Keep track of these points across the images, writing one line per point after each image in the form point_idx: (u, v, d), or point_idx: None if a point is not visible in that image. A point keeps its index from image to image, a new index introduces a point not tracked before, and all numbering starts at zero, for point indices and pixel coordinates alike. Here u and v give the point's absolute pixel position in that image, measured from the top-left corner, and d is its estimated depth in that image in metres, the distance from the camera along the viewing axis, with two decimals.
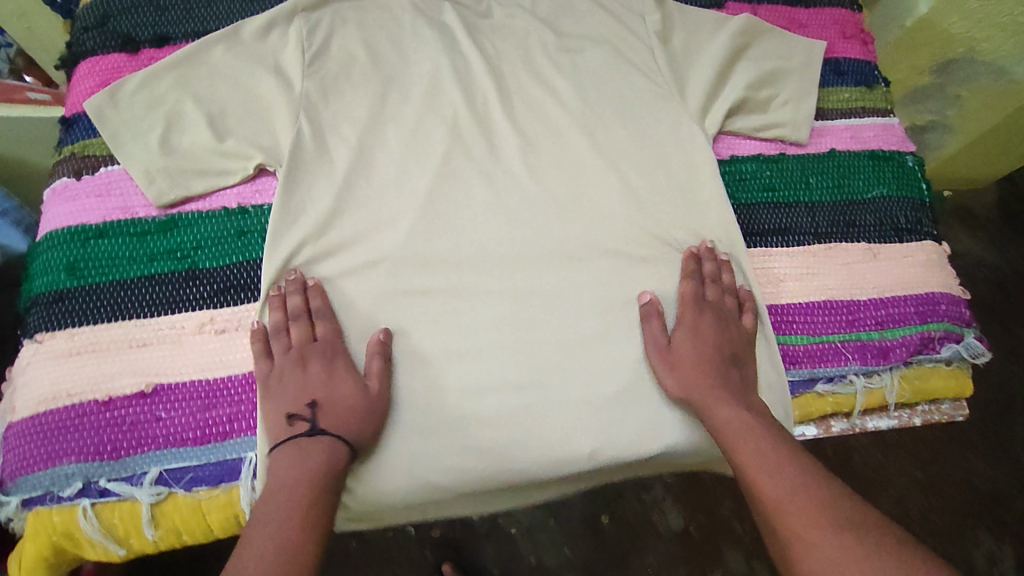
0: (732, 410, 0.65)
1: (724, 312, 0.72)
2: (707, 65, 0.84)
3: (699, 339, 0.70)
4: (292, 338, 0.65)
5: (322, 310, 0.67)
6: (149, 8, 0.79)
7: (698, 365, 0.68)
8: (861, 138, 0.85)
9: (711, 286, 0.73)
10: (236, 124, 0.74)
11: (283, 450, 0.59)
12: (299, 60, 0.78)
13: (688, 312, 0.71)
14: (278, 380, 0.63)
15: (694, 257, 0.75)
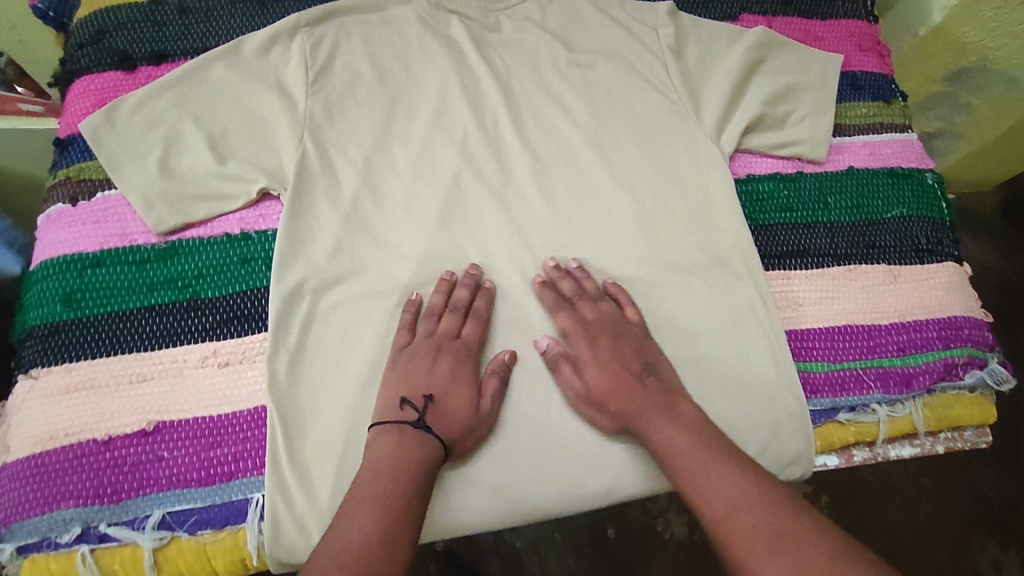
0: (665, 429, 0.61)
1: (617, 325, 0.68)
2: (722, 80, 0.82)
3: (602, 365, 0.65)
4: (436, 329, 0.66)
5: (479, 313, 0.68)
6: (147, 23, 0.77)
7: (614, 387, 0.64)
8: (880, 155, 0.83)
9: (583, 304, 0.69)
10: (238, 146, 0.72)
11: (389, 431, 0.59)
12: (303, 79, 0.76)
13: (580, 338, 0.67)
14: (408, 360, 0.64)
15: (545, 283, 0.70)
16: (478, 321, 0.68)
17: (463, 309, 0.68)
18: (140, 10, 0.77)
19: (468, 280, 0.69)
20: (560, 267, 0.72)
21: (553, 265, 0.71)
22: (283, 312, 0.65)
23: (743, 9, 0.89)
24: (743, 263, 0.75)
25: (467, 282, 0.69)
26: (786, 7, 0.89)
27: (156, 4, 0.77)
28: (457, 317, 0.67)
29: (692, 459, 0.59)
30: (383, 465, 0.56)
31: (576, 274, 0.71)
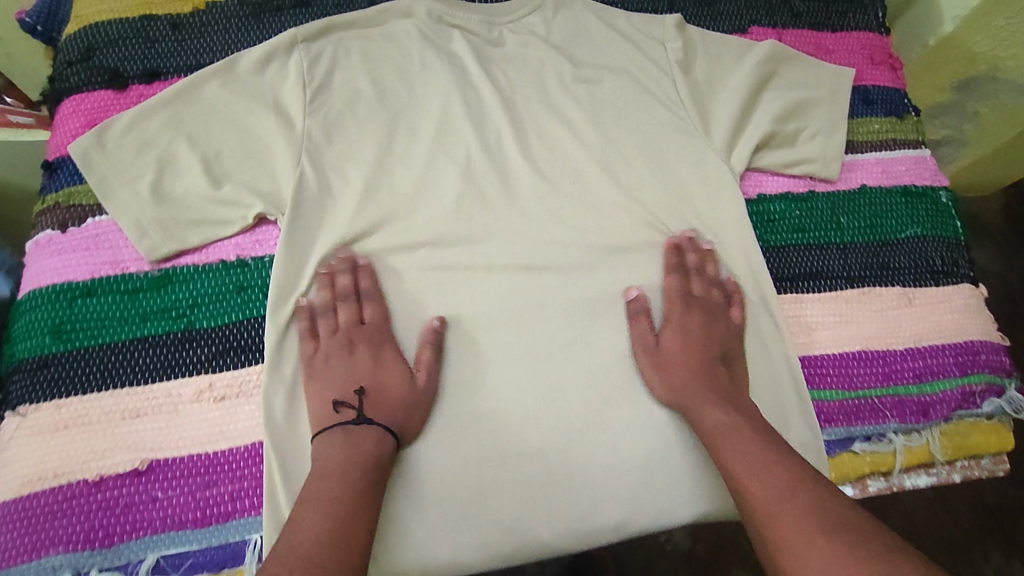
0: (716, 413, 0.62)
1: (713, 307, 0.70)
2: (731, 96, 0.80)
3: (686, 338, 0.68)
4: (339, 321, 0.65)
5: (372, 292, 0.67)
6: (138, 39, 0.74)
7: (686, 362, 0.66)
8: (893, 173, 0.81)
9: (697, 279, 0.71)
10: (234, 168, 0.70)
11: (328, 434, 0.59)
12: (300, 98, 0.73)
13: (676, 307, 0.70)
14: (323, 363, 0.63)
15: (676, 248, 0.72)
16: (377, 301, 0.67)
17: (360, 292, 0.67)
18: (132, 26, 0.74)
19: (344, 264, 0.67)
20: (695, 243, 0.73)
21: (691, 239, 0.73)
22: (281, 343, 0.64)
23: (752, 21, 0.86)
24: (754, 285, 0.73)
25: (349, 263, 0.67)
26: (796, 19, 0.87)
27: (148, 20, 0.75)
28: (370, 302, 0.66)
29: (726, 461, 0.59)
30: (327, 464, 0.56)
31: (703, 253, 0.73)
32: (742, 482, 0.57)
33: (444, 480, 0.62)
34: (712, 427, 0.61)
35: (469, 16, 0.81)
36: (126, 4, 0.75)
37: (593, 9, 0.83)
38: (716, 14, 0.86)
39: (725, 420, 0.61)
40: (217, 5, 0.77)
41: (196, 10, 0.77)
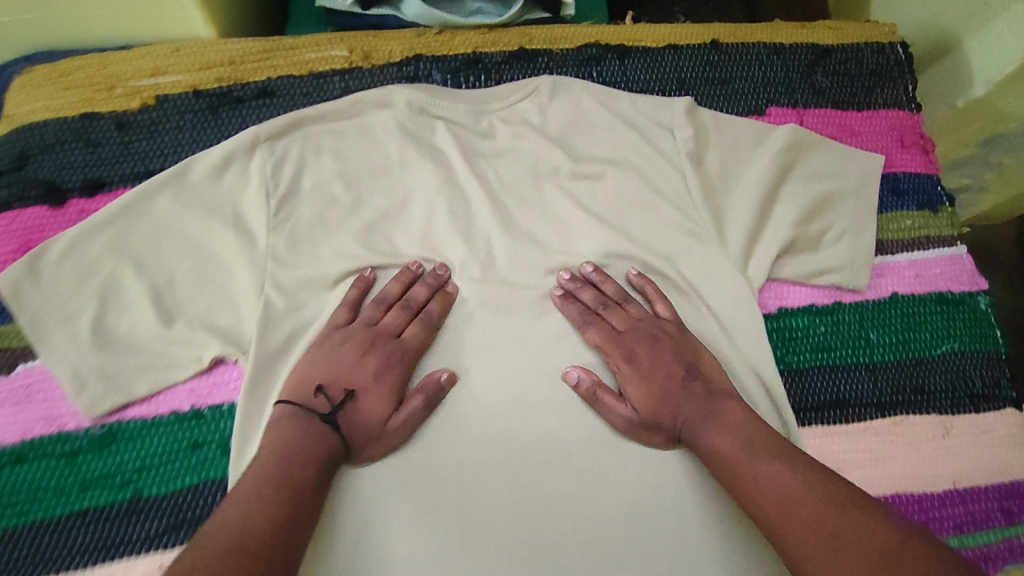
0: (717, 434, 0.57)
1: (648, 329, 0.65)
2: (746, 193, 0.72)
3: (649, 380, 0.62)
4: (373, 317, 0.64)
5: (424, 315, 0.65)
6: (78, 143, 0.65)
7: (662, 406, 0.61)
8: (927, 277, 0.73)
9: (608, 314, 0.66)
10: (186, 299, 0.62)
11: (297, 414, 0.57)
12: (264, 207, 0.65)
13: (619, 354, 0.64)
14: (337, 343, 0.61)
15: (567, 297, 0.67)
16: (421, 325, 0.64)
17: (414, 310, 0.65)
18: (72, 128, 0.66)
19: (433, 279, 0.66)
20: (582, 278, 0.68)
21: (569, 278, 0.68)
22: None
23: (770, 100, 0.77)
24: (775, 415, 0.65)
25: (430, 281, 0.66)
26: (819, 97, 0.78)
27: (89, 119, 0.66)
28: (407, 314, 0.64)
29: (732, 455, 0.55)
30: (281, 453, 0.53)
31: (595, 282, 0.68)
32: (753, 503, 0.52)
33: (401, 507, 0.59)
34: (710, 455, 0.57)
35: (454, 108, 0.72)
36: (66, 101, 0.66)
37: (593, 91, 0.74)
38: (730, 93, 0.77)
39: (726, 436, 0.56)
40: (168, 98, 0.68)
41: (145, 105, 0.67)
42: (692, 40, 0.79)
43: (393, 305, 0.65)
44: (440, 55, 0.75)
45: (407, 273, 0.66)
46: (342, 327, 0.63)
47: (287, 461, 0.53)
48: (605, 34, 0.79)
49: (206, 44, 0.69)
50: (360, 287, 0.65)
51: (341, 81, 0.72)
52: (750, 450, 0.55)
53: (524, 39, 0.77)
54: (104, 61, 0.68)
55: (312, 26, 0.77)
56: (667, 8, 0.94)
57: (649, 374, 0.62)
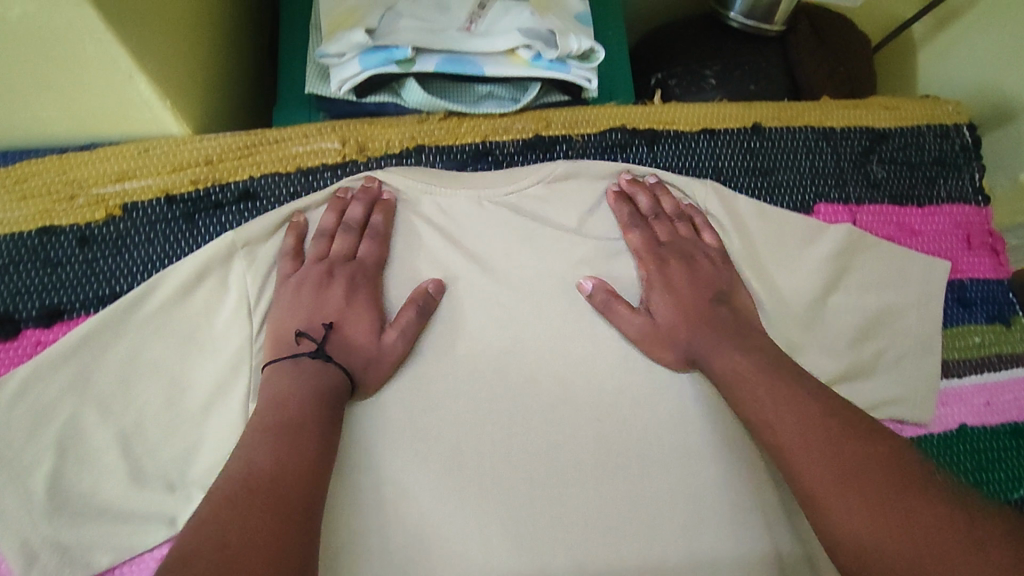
0: (730, 356, 0.55)
1: (686, 248, 0.62)
2: (793, 306, 0.63)
3: (676, 296, 0.60)
4: (331, 250, 0.60)
5: (377, 231, 0.61)
6: (35, 262, 0.58)
7: (685, 321, 0.59)
8: (1001, 404, 0.64)
9: (656, 223, 0.64)
10: (155, 445, 0.56)
11: (281, 366, 0.54)
12: (246, 321, 0.59)
13: (651, 260, 0.62)
14: (294, 290, 0.58)
15: (621, 196, 0.65)
16: (378, 242, 0.61)
17: (359, 228, 0.61)
18: (28, 246, 0.58)
19: (363, 195, 0.62)
20: (638, 182, 0.66)
21: (629, 179, 0.66)
22: None
23: (818, 195, 0.68)
24: (809, 568, 0.58)
25: (361, 198, 0.62)
26: (875, 190, 0.68)
27: (47, 234, 0.58)
28: (354, 235, 0.60)
29: (749, 383, 0.53)
30: (278, 400, 0.52)
31: (654, 192, 0.66)
32: (763, 423, 0.51)
33: (406, 438, 0.57)
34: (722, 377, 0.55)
35: (453, 194, 0.64)
36: (22, 214, 0.58)
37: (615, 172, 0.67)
38: (773, 185, 0.68)
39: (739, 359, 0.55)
40: (137, 206, 0.60)
41: (110, 216, 0.59)
42: (731, 122, 0.69)
43: (336, 233, 0.60)
44: (445, 145, 0.66)
45: (338, 202, 0.61)
46: (292, 274, 0.59)
47: (289, 401, 0.52)
48: (632, 115, 0.68)
49: (178, 143, 0.60)
50: (294, 232, 0.60)
51: (334, 178, 0.63)
52: (770, 381, 0.53)
53: (540, 124, 0.67)
54: (63, 164, 0.59)
55: (301, 113, 0.68)
56: (697, 72, 0.86)
57: (675, 295, 0.60)
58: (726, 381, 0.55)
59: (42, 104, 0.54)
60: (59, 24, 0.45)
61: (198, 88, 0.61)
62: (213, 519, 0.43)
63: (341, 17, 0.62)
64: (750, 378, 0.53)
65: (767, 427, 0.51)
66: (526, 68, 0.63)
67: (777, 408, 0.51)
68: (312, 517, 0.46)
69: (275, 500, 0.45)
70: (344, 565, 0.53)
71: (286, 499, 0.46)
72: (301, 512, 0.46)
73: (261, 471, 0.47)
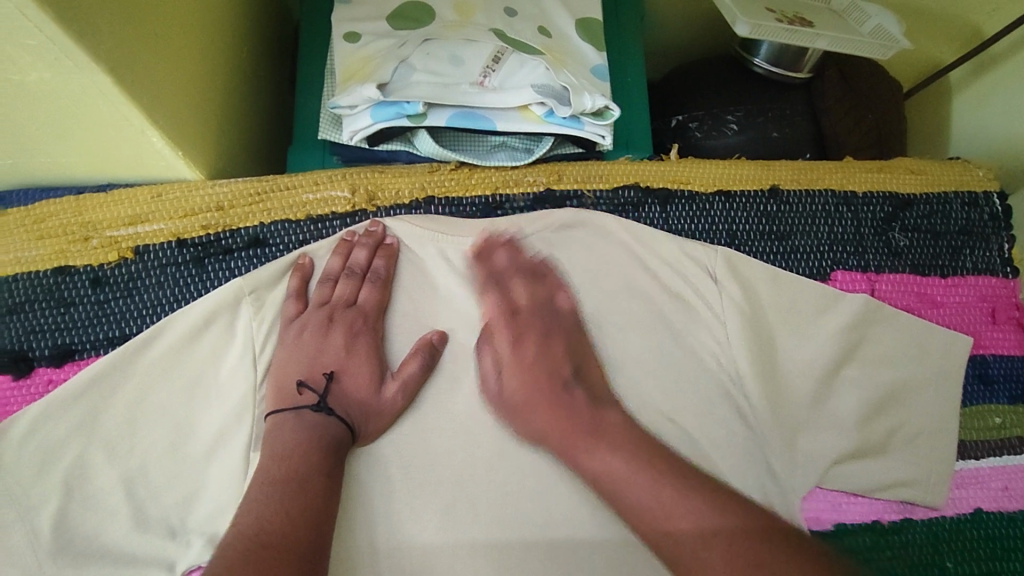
0: (600, 455, 0.53)
1: (548, 315, 0.60)
2: (798, 376, 0.61)
3: (526, 370, 0.58)
4: (332, 294, 0.60)
5: (379, 276, 0.61)
6: (50, 303, 0.59)
7: (537, 400, 0.57)
8: (1020, 490, 0.61)
9: (517, 282, 0.62)
10: (157, 488, 0.55)
11: (286, 419, 0.54)
12: (249, 367, 0.58)
13: (506, 332, 0.60)
14: (298, 336, 0.58)
15: (479, 257, 0.63)
16: (380, 287, 0.61)
17: (361, 273, 0.61)
18: (44, 285, 0.59)
19: (367, 239, 0.62)
20: (513, 238, 0.64)
21: (490, 236, 0.63)
22: None
23: (836, 262, 0.66)
24: None
25: (366, 241, 0.62)
26: (896, 259, 0.67)
27: (63, 275, 0.60)
28: (355, 280, 0.60)
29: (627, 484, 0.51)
30: (284, 452, 0.52)
31: (517, 245, 0.63)
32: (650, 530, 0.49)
33: (404, 491, 0.56)
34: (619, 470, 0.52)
35: (460, 245, 0.64)
36: (38, 253, 0.60)
37: (628, 227, 0.65)
38: (790, 251, 0.66)
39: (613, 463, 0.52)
40: (149, 249, 0.61)
41: (122, 258, 0.61)
42: (749, 184, 0.68)
43: (340, 278, 0.60)
44: (455, 197, 0.65)
45: (345, 245, 0.61)
46: (296, 317, 0.59)
47: (297, 454, 0.52)
48: (645, 173, 0.67)
49: (190, 188, 0.61)
50: (300, 275, 0.60)
51: (342, 227, 0.63)
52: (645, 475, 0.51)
53: (552, 177, 0.66)
54: (79, 206, 0.61)
55: (317, 157, 0.69)
56: (719, 116, 0.84)
57: (525, 370, 0.58)
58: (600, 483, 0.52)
59: (56, 149, 0.56)
60: (73, 86, 0.47)
61: (208, 134, 0.62)
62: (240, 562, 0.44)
63: (354, 69, 0.63)
64: (640, 482, 0.50)
65: (668, 539, 0.48)
66: (540, 123, 0.63)
67: (685, 515, 0.48)
68: (315, 558, 0.47)
69: (289, 545, 0.46)
70: None
71: (299, 558, 0.46)
72: (314, 558, 0.47)
73: (270, 526, 0.47)
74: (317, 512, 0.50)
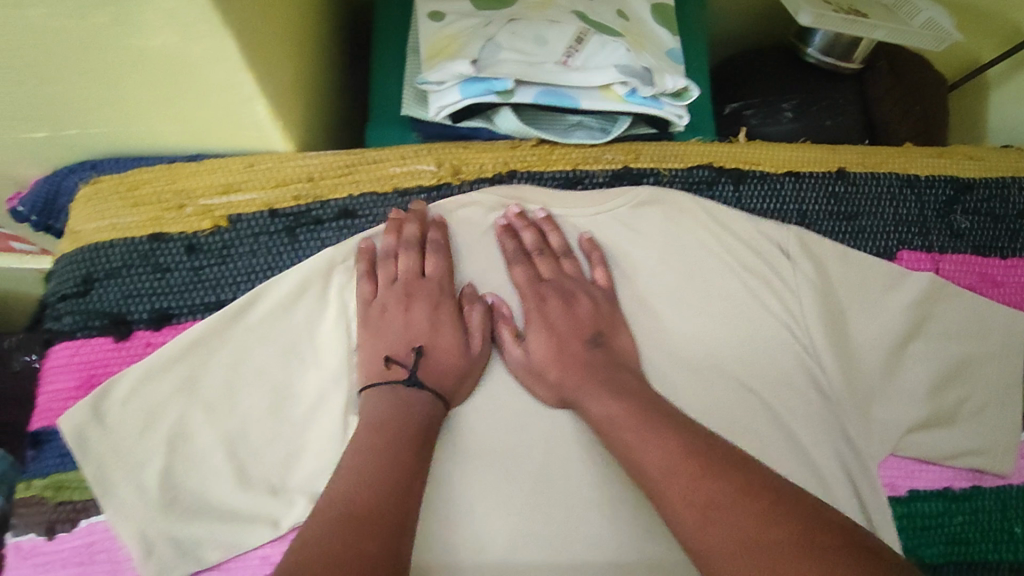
0: (603, 401, 0.57)
1: (569, 286, 0.62)
2: (868, 349, 0.65)
3: (552, 332, 0.60)
4: (398, 269, 0.61)
5: (438, 246, 0.62)
6: (146, 269, 0.60)
7: (558, 360, 0.59)
8: None
9: (540, 260, 0.63)
10: (259, 447, 0.57)
11: (380, 390, 0.56)
12: (345, 334, 0.60)
13: (531, 297, 0.62)
14: (379, 316, 0.59)
15: (508, 230, 0.64)
16: (441, 256, 0.62)
17: (417, 245, 0.62)
18: (139, 251, 0.61)
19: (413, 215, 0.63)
20: (527, 217, 0.65)
21: (518, 213, 0.64)
22: None
23: (901, 243, 0.69)
24: None
25: (414, 217, 0.63)
26: (957, 240, 0.69)
27: (158, 241, 0.61)
28: (416, 252, 0.61)
29: (624, 430, 0.55)
30: (377, 424, 0.54)
31: (541, 227, 0.65)
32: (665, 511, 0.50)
33: (501, 449, 0.59)
34: (665, 427, 0.54)
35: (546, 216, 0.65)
36: (134, 219, 0.61)
37: (704, 203, 0.67)
38: (858, 231, 0.69)
39: (610, 406, 0.56)
40: (242, 218, 0.62)
41: (217, 226, 0.62)
42: (817, 166, 0.70)
43: (399, 251, 0.61)
44: (537, 171, 0.67)
45: (395, 222, 0.62)
46: (372, 299, 0.60)
47: (385, 431, 0.53)
48: (718, 154, 0.69)
49: (283, 159, 0.63)
50: (366, 258, 0.61)
51: (429, 200, 0.65)
52: (641, 424, 0.54)
53: (630, 156, 0.68)
54: (172, 173, 0.62)
55: (396, 133, 0.71)
56: (773, 104, 0.87)
57: (552, 331, 0.60)
58: (600, 428, 0.57)
59: (156, 117, 0.57)
60: (194, 52, 0.48)
61: (297, 106, 0.63)
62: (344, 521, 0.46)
63: (441, 45, 0.64)
64: (656, 452, 0.52)
65: (684, 515, 0.49)
66: (620, 102, 0.65)
67: (682, 489, 0.50)
68: (408, 520, 0.49)
69: (384, 506, 0.48)
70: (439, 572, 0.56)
71: (396, 527, 0.47)
72: (405, 519, 0.48)
73: (361, 498, 0.48)
74: (406, 475, 0.51)
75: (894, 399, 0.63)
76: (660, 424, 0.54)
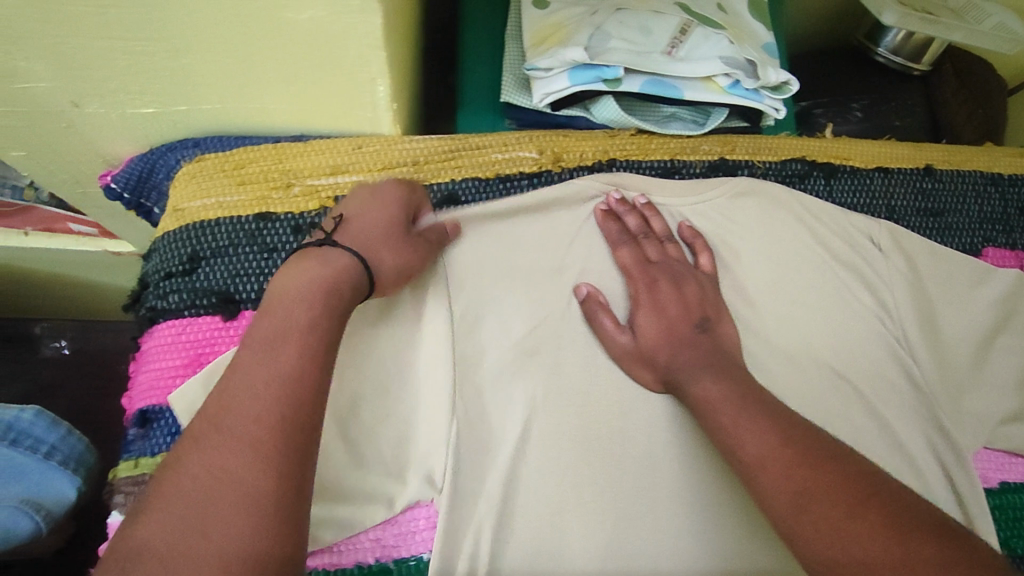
0: (702, 384, 0.55)
1: (677, 269, 0.62)
2: (956, 343, 0.66)
3: (661, 315, 0.60)
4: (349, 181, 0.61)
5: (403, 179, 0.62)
6: (253, 249, 0.60)
7: (667, 342, 0.59)
8: None
9: (646, 243, 0.64)
10: (372, 428, 0.57)
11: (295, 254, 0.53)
12: (447, 314, 0.61)
13: (641, 279, 0.62)
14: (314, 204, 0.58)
15: (609, 215, 0.65)
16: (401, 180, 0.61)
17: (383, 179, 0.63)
18: (246, 230, 0.60)
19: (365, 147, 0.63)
20: (628, 202, 0.65)
21: (618, 199, 0.65)
22: None
23: (987, 240, 0.71)
24: None
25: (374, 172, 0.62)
26: None
27: (264, 221, 0.61)
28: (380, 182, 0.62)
29: (728, 411, 0.52)
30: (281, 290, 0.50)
31: (642, 211, 0.65)
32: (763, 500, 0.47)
33: (608, 434, 0.60)
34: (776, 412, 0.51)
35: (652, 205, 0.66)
36: (240, 198, 0.61)
37: (800, 198, 0.68)
38: (944, 227, 0.70)
39: (718, 389, 0.54)
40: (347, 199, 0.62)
41: (322, 207, 0.62)
42: (906, 162, 0.71)
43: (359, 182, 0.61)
44: (635, 159, 0.68)
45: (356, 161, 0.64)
46: None
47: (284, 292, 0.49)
48: (811, 148, 0.70)
49: (390, 142, 0.63)
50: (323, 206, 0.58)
51: (530, 186, 0.66)
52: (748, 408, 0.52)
53: (726, 147, 0.69)
54: (279, 153, 0.62)
55: (489, 120, 0.71)
56: (843, 104, 0.88)
57: (661, 312, 0.60)
58: (702, 411, 0.54)
59: (271, 94, 0.57)
60: (334, 25, 0.48)
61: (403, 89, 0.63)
62: (209, 483, 0.39)
63: (545, 33, 0.65)
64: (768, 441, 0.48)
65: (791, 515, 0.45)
66: (722, 94, 0.65)
67: (787, 483, 0.46)
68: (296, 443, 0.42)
69: (278, 449, 0.41)
70: (552, 554, 0.56)
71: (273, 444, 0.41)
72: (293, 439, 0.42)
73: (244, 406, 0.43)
74: (314, 416, 0.44)
75: (983, 393, 0.65)
76: (764, 413, 0.51)
